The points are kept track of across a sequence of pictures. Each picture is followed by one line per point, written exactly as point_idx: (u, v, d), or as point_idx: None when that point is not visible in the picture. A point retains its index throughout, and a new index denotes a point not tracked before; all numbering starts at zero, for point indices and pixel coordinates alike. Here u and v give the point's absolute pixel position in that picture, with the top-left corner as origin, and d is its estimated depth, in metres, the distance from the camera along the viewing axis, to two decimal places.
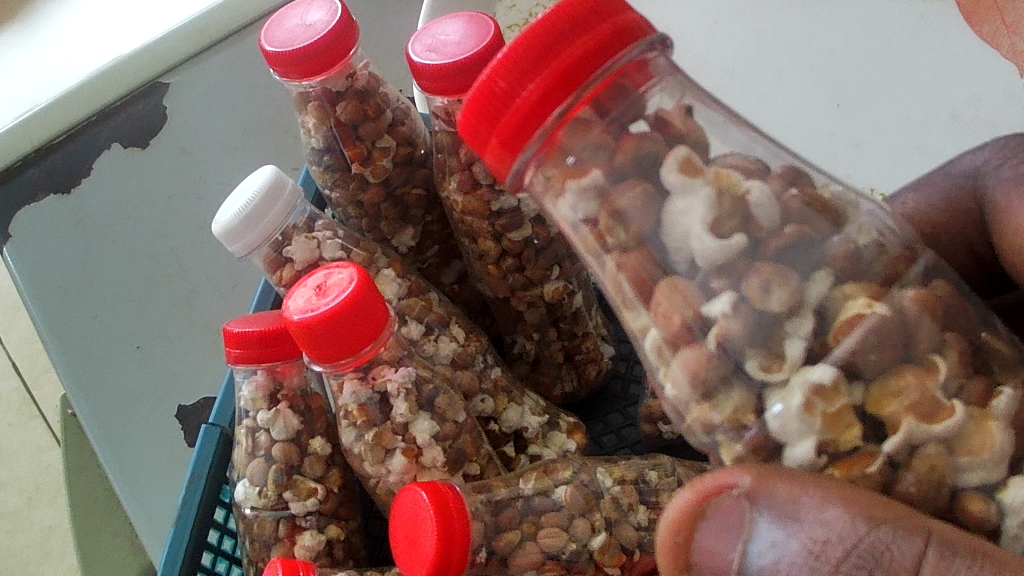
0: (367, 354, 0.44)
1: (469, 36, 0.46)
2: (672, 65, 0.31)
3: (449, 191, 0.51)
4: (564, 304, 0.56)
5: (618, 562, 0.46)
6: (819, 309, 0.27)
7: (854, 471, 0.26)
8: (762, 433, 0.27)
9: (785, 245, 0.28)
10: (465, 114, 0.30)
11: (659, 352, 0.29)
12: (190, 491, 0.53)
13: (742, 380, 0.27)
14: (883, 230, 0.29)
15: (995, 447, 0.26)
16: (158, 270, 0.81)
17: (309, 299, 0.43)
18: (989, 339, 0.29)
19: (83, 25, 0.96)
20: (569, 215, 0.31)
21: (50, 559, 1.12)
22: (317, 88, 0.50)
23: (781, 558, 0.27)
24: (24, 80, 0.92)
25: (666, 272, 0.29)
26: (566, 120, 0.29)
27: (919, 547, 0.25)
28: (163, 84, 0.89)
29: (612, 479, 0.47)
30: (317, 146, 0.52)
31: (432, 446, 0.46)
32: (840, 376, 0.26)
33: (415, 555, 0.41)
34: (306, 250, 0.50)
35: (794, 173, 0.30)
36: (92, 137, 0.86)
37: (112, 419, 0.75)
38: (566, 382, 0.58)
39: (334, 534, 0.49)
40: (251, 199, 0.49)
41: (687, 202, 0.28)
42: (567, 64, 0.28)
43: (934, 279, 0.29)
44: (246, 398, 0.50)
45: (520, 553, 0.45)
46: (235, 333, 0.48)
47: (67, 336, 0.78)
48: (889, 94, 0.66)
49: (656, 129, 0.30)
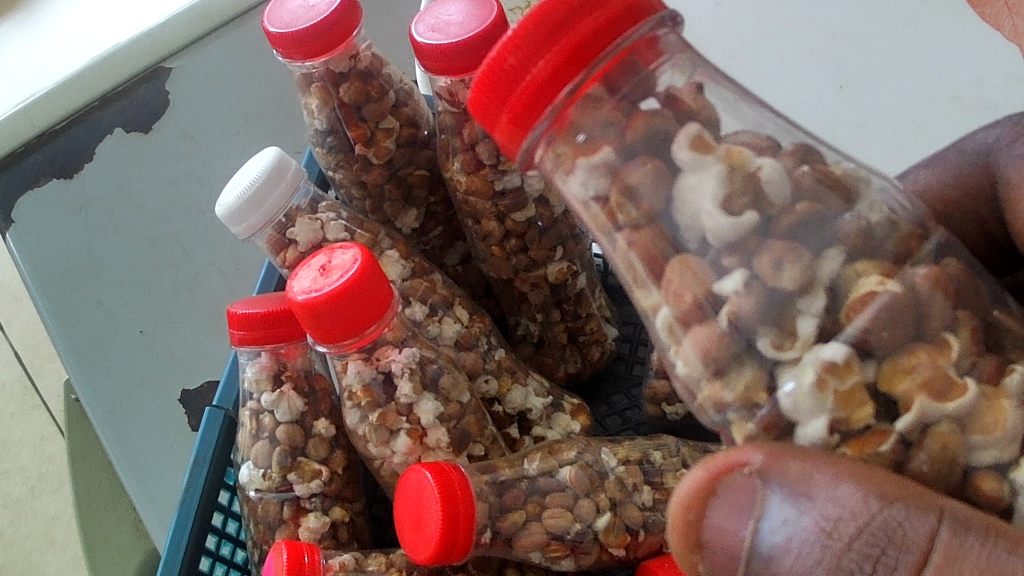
0: (371, 335, 0.44)
1: (473, 16, 0.46)
2: (682, 42, 0.31)
3: (453, 172, 0.51)
4: (567, 286, 0.55)
5: (623, 542, 0.46)
6: (831, 287, 0.27)
7: (866, 450, 0.26)
8: (774, 412, 0.27)
9: (796, 222, 0.28)
10: (474, 91, 0.30)
11: (671, 331, 0.29)
12: (194, 474, 0.53)
13: (753, 358, 0.27)
14: (894, 208, 0.29)
15: (1006, 428, 0.25)
16: (162, 253, 0.81)
17: (315, 279, 0.43)
18: (1001, 317, 0.28)
19: (84, 13, 0.95)
20: (580, 192, 0.31)
21: (54, 549, 1.12)
22: (319, 69, 0.50)
23: (793, 536, 0.27)
24: (25, 69, 0.91)
25: (677, 250, 0.29)
26: (577, 97, 0.28)
27: (931, 525, 0.25)
28: (164, 69, 0.89)
29: (617, 460, 0.47)
30: (320, 128, 0.52)
31: (436, 426, 0.46)
32: (852, 354, 0.26)
33: (421, 536, 0.42)
34: (309, 231, 0.50)
35: (805, 150, 0.30)
36: (95, 122, 0.86)
37: (117, 403, 0.76)
38: (569, 363, 0.58)
39: (339, 515, 0.49)
40: (254, 181, 0.49)
41: (698, 178, 0.28)
42: (577, 41, 0.27)
43: (946, 257, 0.28)
44: (250, 380, 0.50)
45: (524, 533, 0.45)
46: (239, 315, 0.48)
47: (70, 323, 0.77)
48: (891, 76, 0.66)
49: (666, 106, 0.30)
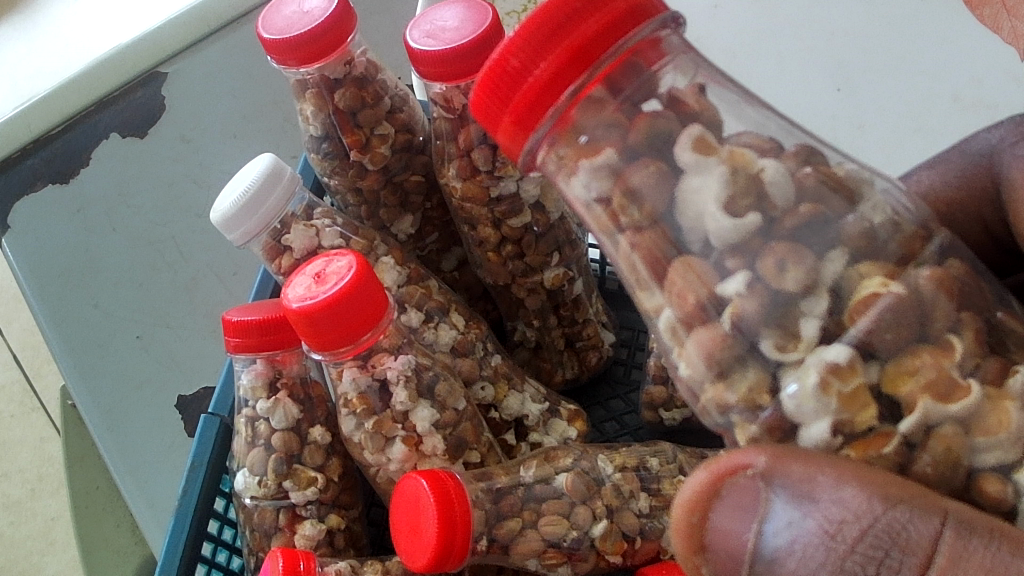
0: (367, 342, 0.44)
1: (468, 21, 0.46)
2: (685, 43, 0.31)
3: (448, 178, 0.51)
4: (564, 291, 0.55)
5: (619, 549, 0.46)
6: (835, 289, 0.27)
7: (870, 452, 0.26)
8: (777, 414, 0.27)
9: (799, 224, 0.28)
10: (476, 93, 0.30)
11: (673, 332, 0.29)
12: (191, 479, 0.52)
13: (756, 360, 0.27)
14: (897, 208, 0.29)
15: (1012, 427, 0.25)
16: (159, 257, 0.81)
17: (309, 287, 0.43)
18: (1005, 317, 0.28)
19: (83, 15, 0.95)
20: (582, 194, 0.31)
21: (53, 550, 1.11)
22: (315, 76, 0.50)
23: (796, 538, 0.26)
24: (23, 71, 0.91)
25: (679, 252, 0.29)
26: (579, 98, 0.28)
27: (935, 528, 0.25)
28: (162, 72, 0.88)
29: (613, 467, 0.47)
30: (316, 134, 0.52)
31: (432, 433, 0.46)
32: (856, 356, 0.26)
33: (417, 542, 0.41)
34: (305, 238, 0.50)
35: (808, 151, 0.30)
36: (92, 126, 0.85)
37: (114, 407, 0.75)
38: (567, 368, 0.58)
39: (334, 523, 0.49)
40: (251, 186, 0.48)
41: (700, 179, 0.28)
42: (579, 43, 0.27)
43: (950, 258, 0.28)
44: (246, 387, 0.49)
45: (521, 540, 0.45)
46: (234, 321, 0.48)
47: (67, 326, 0.77)
48: (892, 75, 0.67)
49: (669, 107, 0.30)
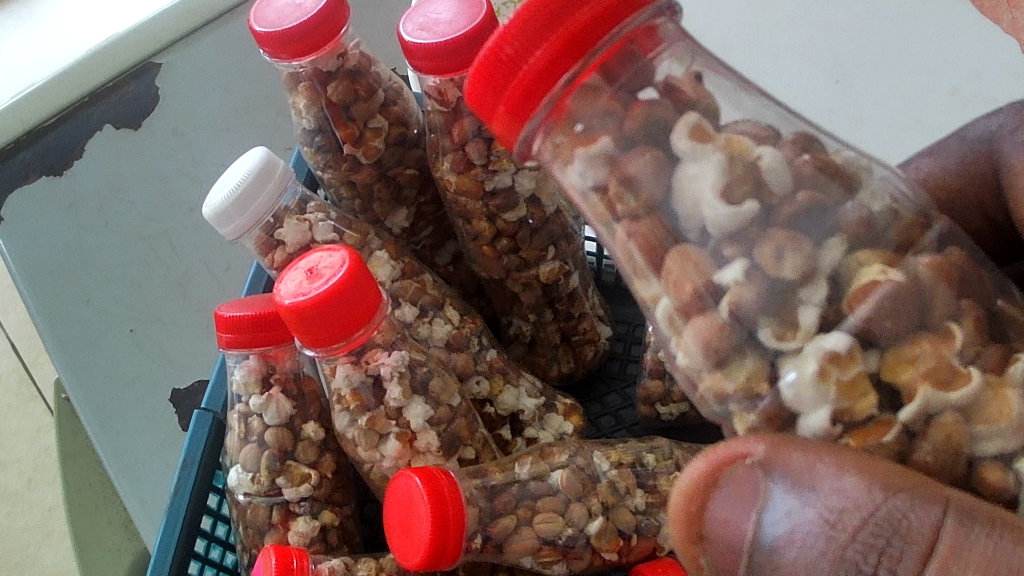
0: (359, 338, 0.43)
1: (462, 14, 0.45)
2: (681, 31, 0.31)
3: (442, 171, 0.50)
4: (559, 285, 0.55)
5: (615, 546, 0.45)
6: (833, 276, 0.27)
7: (870, 440, 0.26)
8: (776, 403, 0.27)
9: (797, 212, 0.27)
10: (471, 82, 0.30)
11: (671, 321, 0.29)
12: (182, 478, 0.52)
13: (755, 348, 0.27)
14: (896, 197, 0.29)
15: (1012, 416, 0.25)
16: (152, 252, 0.80)
17: (301, 282, 0.42)
18: (1006, 306, 0.28)
19: (80, 4, 0.94)
20: (579, 182, 0.31)
21: (51, 542, 1.10)
22: (307, 69, 0.49)
23: (796, 527, 0.26)
24: (20, 60, 0.90)
25: (677, 240, 0.28)
26: (574, 88, 0.28)
27: (937, 516, 0.25)
28: (154, 64, 0.88)
29: (609, 463, 0.47)
30: (308, 127, 0.51)
31: (426, 430, 0.45)
32: (854, 344, 0.26)
33: (410, 543, 0.41)
34: (298, 232, 0.49)
35: (807, 139, 0.29)
36: (84, 118, 0.85)
37: (109, 404, 0.75)
38: (563, 363, 0.57)
39: (328, 520, 0.48)
40: (241, 181, 0.48)
41: (698, 167, 0.28)
42: (574, 30, 0.27)
43: (949, 246, 0.28)
44: (238, 383, 0.49)
45: (515, 538, 0.44)
46: (227, 318, 0.47)
47: (59, 322, 0.76)
48: (887, 71, 0.67)
49: (666, 95, 0.30)
